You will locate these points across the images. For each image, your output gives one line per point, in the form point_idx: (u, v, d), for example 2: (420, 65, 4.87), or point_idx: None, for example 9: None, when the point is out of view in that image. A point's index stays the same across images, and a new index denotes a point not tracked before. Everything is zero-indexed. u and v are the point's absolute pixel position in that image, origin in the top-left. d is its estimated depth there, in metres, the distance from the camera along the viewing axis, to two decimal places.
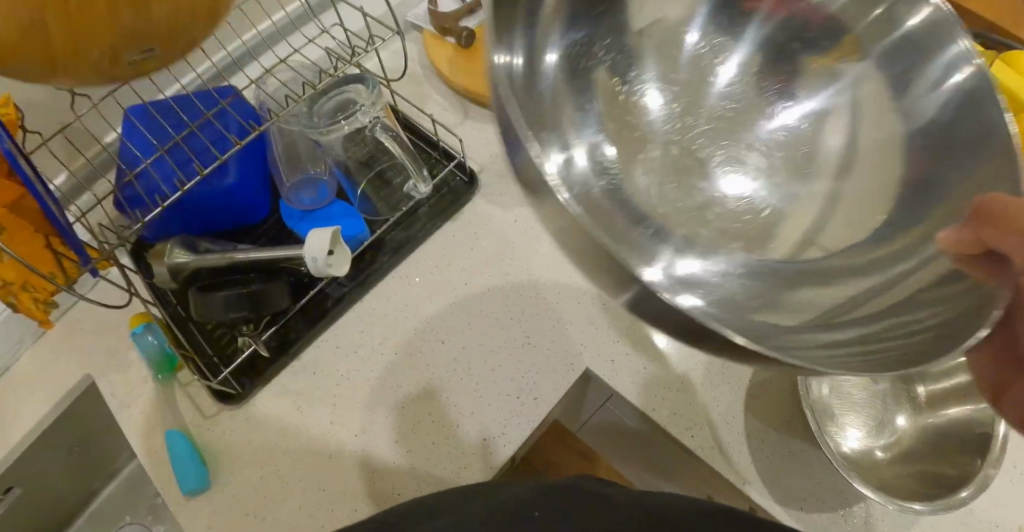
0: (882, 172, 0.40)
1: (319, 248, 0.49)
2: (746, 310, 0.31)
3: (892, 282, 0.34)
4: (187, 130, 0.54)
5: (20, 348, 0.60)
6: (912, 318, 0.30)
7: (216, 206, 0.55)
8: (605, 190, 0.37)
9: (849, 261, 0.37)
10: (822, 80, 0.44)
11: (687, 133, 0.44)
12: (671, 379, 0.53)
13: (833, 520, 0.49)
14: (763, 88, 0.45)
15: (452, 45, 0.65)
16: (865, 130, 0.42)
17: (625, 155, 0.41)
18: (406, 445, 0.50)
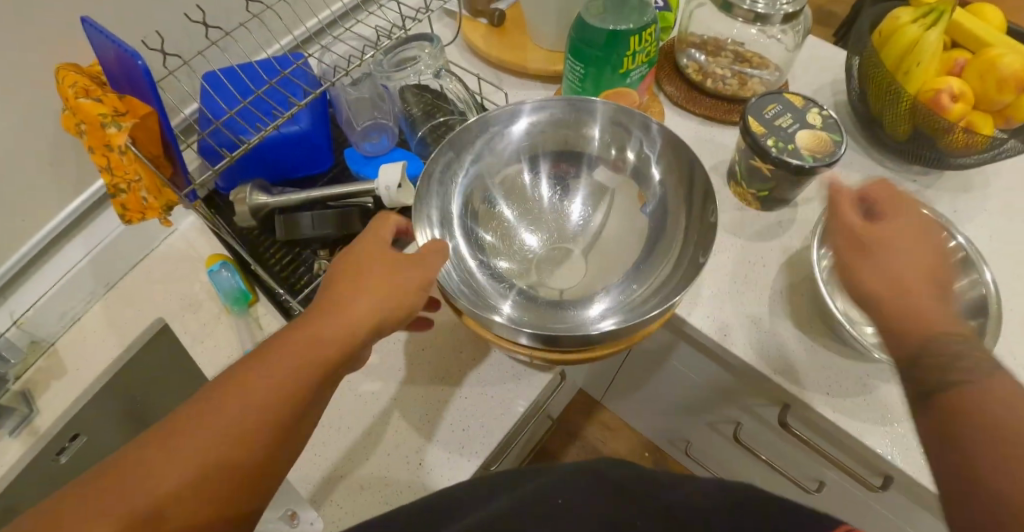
0: (628, 239, 0.53)
1: (392, 178, 0.55)
2: (617, 304, 0.50)
3: (667, 279, 0.49)
4: (267, 83, 0.59)
5: (93, 299, 0.65)
6: (667, 290, 0.48)
7: (288, 152, 0.60)
8: (489, 282, 0.51)
9: (639, 292, 0.50)
10: (592, 170, 0.56)
11: (553, 208, 0.56)
12: (699, 291, 0.60)
13: (858, 403, 0.54)
14: (554, 185, 0.56)
15: (486, 25, 0.73)
16: (616, 216, 0.55)
17: (529, 226, 0.55)
18: (460, 372, 0.58)
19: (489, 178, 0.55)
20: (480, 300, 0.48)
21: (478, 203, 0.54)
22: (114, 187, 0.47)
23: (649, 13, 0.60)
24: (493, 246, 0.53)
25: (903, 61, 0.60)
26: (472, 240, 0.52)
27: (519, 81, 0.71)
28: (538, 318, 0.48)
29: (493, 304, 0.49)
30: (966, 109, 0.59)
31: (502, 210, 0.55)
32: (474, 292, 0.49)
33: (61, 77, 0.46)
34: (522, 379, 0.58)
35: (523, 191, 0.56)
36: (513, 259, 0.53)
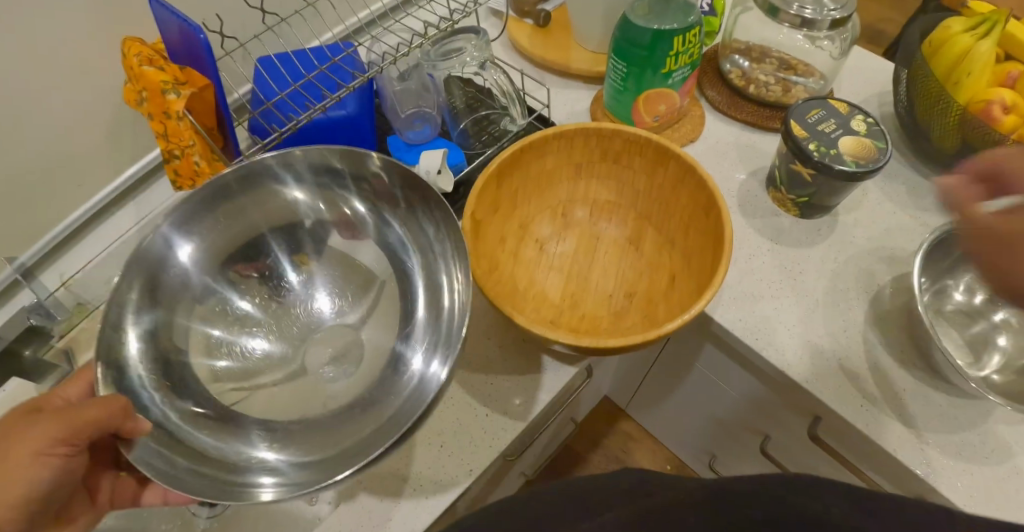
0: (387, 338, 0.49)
1: (431, 163, 0.57)
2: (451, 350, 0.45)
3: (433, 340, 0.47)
4: (318, 69, 0.62)
5: None
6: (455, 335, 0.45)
7: (331, 137, 0.62)
8: (213, 438, 0.41)
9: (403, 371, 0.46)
10: (313, 266, 0.52)
11: (304, 317, 0.51)
12: (732, 293, 0.59)
13: (893, 417, 0.52)
14: (312, 284, 0.52)
15: (531, 25, 0.74)
16: (380, 320, 0.50)
17: (322, 318, 0.51)
18: (485, 360, 0.58)
19: (188, 315, 0.46)
20: (222, 473, 0.39)
21: (197, 336, 0.46)
22: (169, 153, 0.50)
23: (693, 14, 0.60)
24: (229, 372, 0.46)
25: (955, 69, 0.60)
26: (210, 353, 0.46)
27: (562, 80, 0.72)
28: (302, 452, 0.41)
29: (240, 466, 0.40)
30: (1017, 122, 0.58)
31: (248, 341, 0.48)
32: (217, 450, 0.40)
33: (129, 47, 0.50)
34: (549, 370, 0.57)
35: (269, 301, 0.50)
36: (275, 380, 0.47)
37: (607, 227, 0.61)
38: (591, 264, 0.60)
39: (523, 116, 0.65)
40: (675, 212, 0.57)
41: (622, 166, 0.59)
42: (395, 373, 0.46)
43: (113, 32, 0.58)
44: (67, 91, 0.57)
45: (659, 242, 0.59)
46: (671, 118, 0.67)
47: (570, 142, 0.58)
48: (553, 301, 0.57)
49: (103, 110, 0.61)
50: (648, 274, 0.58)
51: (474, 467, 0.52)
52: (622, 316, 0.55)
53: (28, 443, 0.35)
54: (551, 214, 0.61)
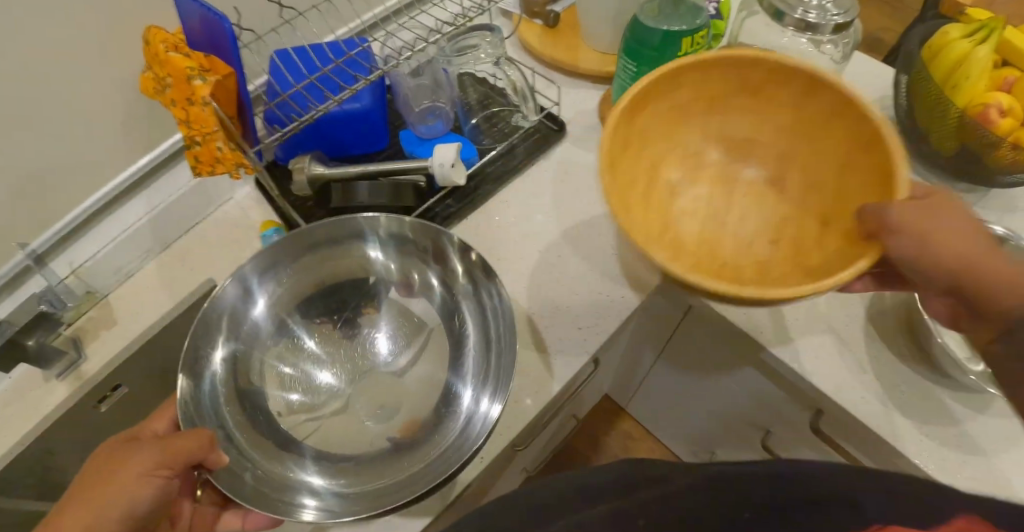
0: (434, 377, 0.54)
1: (445, 156, 0.58)
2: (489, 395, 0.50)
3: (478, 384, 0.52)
4: (334, 63, 0.63)
5: (146, 258, 0.68)
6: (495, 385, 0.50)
7: (346, 129, 0.63)
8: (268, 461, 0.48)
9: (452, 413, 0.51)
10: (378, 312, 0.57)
11: (367, 355, 0.55)
12: None
13: (894, 409, 0.53)
14: (372, 327, 0.56)
15: (541, 26, 0.76)
16: (427, 359, 0.55)
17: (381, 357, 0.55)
18: None
19: (265, 352, 0.54)
20: (276, 493, 0.46)
21: (271, 371, 0.53)
22: (191, 139, 0.51)
23: (702, 16, 0.62)
24: (300, 404, 0.52)
25: (953, 73, 0.62)
26: (283, 382, 0.53)
27: (572, 79, 0.73)
28: (345, 483, 0.48)
29: (294, 490, 0.47)
30: (1013, 125, 0.59)
31: (317, 373, 0.54)
32: (274, 476, 0.48)
33: (151, 36, 0.52)
34: (559, 362, 0.54)
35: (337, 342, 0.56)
36: (335, 411, 0.52)
37: (751, 172, 0.58)
38: (728, 211, 0.58)
39: (534, 112, 0.66)
40: (826, 152, 0.53)
41: (730, 109, 0.56)
42: (444, 412, 0.51)
43: (131, 21, 0.58)
44: (84, 79, 0.58)
45: (802, 189, 0.56)
46: None
47: (705, 81, 0.53)
48: (721, 264, 0.54)
49: (119, 98, 0.62)
50: (795, 219, 0.55)
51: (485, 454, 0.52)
52: (767, 267, 0.53)
53: (134, 462, 0.41)
54: (683, 161, 0.58)
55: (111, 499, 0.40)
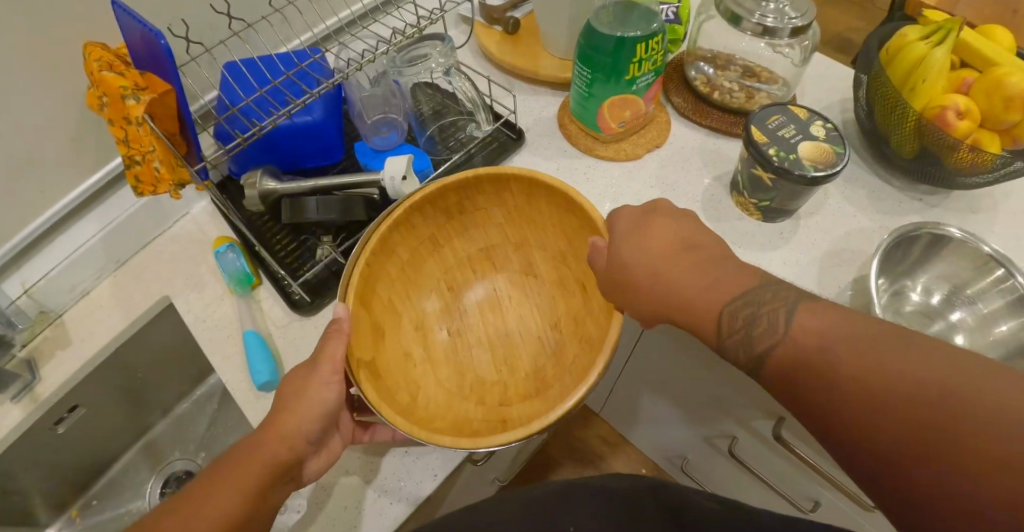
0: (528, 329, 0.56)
1: (396, 169, 0.57)
2: (563, 385, 0.48)
3: (581, 325, 0.54)
4: (284, 75, 0.62)
5: (101, 276, 0.66)
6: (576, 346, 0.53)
7: (298, 143, 0.62)
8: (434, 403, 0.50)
9: (565, 354, 0.53)
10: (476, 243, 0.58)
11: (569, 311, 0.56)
12: None
13: None
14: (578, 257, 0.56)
15: (501, 32, 0.75)
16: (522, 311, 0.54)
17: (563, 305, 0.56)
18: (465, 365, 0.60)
19: None
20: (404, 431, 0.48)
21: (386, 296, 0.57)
22: (130, 159, 0.50)
23: (656, 22, 0.60)
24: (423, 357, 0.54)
25: (911, 76, 0.61)
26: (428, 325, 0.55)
27: (530, 87, 0.73)
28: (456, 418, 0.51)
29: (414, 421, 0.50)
30: (972, 127, 0.59)
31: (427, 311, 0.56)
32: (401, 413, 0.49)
33: (89, 52, 0.50)
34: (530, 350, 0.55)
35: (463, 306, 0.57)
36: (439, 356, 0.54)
37: (503, 277, 0.59)
38: (475, 328, 0.56)
39: (489, 122, 0.66)
40: (549, 232, 0.57)
41: (470, 211, 0.56)
42: (546, 360, 0.53)
43: (75, 36, 0.57)
44: (28, 97, 0.57)
45: (552, 260, 0.57)
46: (637, 124, 0.68)
47: (408, 230, 0.54)
48: (482, 382, 0.53)
49: (69, 113, 0.61)
50: (563, 296, 0.56)
51: (438, 472, 0.52)
52: (562, 354, 0.53)
53: (328, 372, 0.43)
54: (439, 294, 0.57)
55: (302, 413, 0.42)
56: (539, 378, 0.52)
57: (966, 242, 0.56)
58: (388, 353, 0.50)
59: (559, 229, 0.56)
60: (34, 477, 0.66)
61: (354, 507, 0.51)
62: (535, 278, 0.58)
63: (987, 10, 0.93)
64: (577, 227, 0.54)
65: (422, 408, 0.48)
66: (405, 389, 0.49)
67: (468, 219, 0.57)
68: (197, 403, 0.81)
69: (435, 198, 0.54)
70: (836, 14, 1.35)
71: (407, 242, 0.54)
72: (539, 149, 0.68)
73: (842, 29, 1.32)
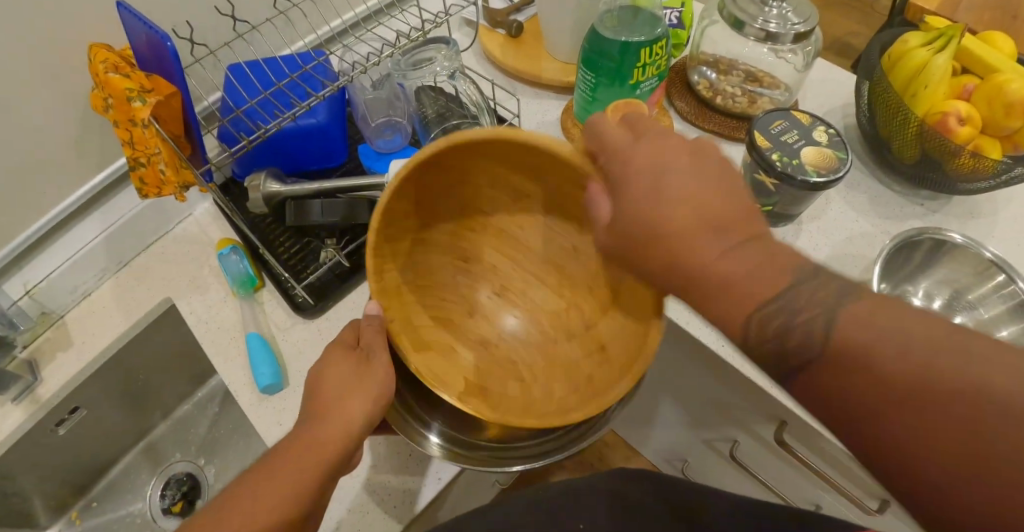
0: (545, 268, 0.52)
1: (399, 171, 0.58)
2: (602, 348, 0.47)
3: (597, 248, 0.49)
4: (289, 77, 0.62)
5: (103, 277, 0.66)
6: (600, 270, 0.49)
7: (302, 145, 0.63)
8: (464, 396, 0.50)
9: (596, 287, 0.50)
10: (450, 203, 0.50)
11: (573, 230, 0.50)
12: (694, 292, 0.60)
13: None
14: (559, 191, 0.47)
15: (504, 36, 0.75)
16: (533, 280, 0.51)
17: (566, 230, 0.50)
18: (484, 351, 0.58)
19: None
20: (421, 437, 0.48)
21: None
22: (135, 161, 0.50)
23: (660, 26, 0.61)
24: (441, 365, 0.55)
25: (913, 82, 0.62)
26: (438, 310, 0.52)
27: (532, 91, 0.73)
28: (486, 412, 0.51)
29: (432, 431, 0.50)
30: (973, 133, 0.59)
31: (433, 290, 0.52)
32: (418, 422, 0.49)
33: (94, 54, 0.50)
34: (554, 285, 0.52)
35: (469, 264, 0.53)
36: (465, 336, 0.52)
37: (497, 215, 0.52)
38: (518, 274, 0.54)
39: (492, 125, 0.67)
40: (513, 171, 0.47)
41: (440, 185, 0.48)
42: (573, 295, 0.51)
43: (79, 39, 0.57)
44: (32, 99, 0.57)
45: (538, 196, 0.49)
46: None
47: (392, 250, 0.49)
48: (520, 350, 0.52)
49: (73, 115, 0.61)
50: (565, 222, 0.50)
51: (443, 475, 0.53)
52: (605, 256, 0.48)
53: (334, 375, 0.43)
54: (446, 261, 0.53)
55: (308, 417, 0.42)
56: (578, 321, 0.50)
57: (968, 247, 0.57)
58: (443, 365, 0.48)
59: (522, 166, 0.46)
60: (35, 478, 0.66)
61: (358, 511, 0.51)
62: (529, 209, 0.51)
63: (987, 16, 0.94)
64: (541, 159, 0.44)
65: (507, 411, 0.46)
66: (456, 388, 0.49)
67: (436, 194, 0.49)
68: (198, 405, 0.80)
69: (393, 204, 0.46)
70: (838, 19, 1.36)
71: (403, 240, 0.49)
72: None
73: (844, 33, 1.33)
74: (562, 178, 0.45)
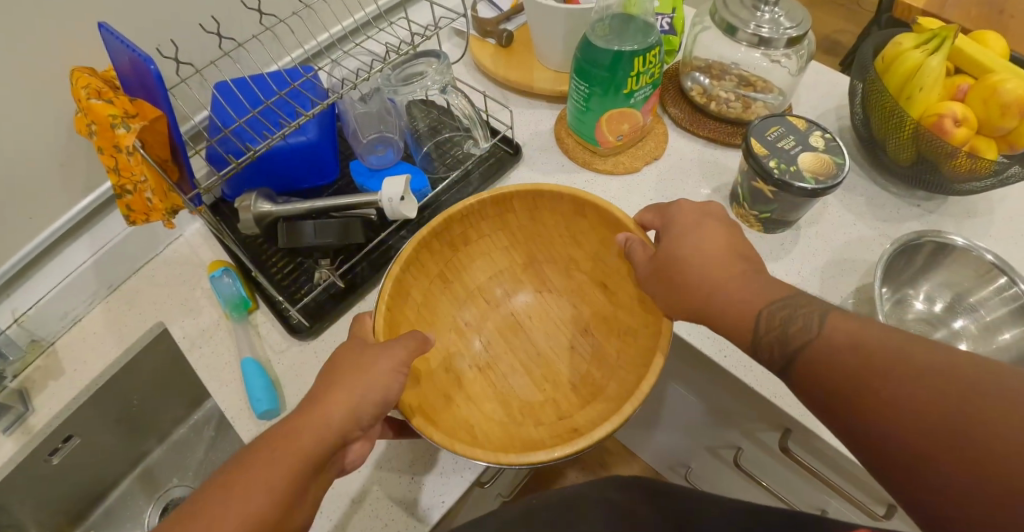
0: (553, 349, 0.57)
1: (394, 190, 0.56)
2: (613, 390, 0.50)
3: (605, 324, 0.57)
4: (277, 94, 0.61)
5: (94, 302, 0.65)
6: (605, 349, 0.56)
7: (293, 164, 0.61)
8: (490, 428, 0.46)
9: (601, 361, 0.55)
10: (480, 268, 0.59)
11: (577, 311, 0.59)
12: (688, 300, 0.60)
13: None
14: (577, 262, 0.59)
15: (494, 45, 0.74)
16: (555, 345, 0.58)
17: (576, 308, 0.59)
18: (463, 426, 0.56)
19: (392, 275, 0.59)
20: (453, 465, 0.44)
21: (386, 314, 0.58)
22: (121, 189, 0.49)
23: (653, 34, 0.60)
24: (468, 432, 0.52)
25: (907, 84, 0.61)
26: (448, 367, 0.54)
27: (525, 101, 0.73)
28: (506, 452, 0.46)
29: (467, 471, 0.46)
30: (969, 134, 0.59)
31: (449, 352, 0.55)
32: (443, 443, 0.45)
33: (76, 79, 0.49)
34: (559, 354, 0.57)
35: (481, 335, 0.58)
36: (475, 387, 0.54)
37: (518, 298, 0.60)
38: (505, 357, 0.57)
39: (485, 139, 0.66)
40: (555, 242, 0.59)
41: (474, 239, 0.58)
42: (582, 362, 0.56)
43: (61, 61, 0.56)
44: (15, 123, 0.55)
45: (561, 269, 0.60)
46: (635, 137, 0.67)
47: (420, 268, 0.54)
48: (529, 405, 0.53)
49: (58, 138, 0.60)
50: (581, 304, 0.59)
51: (446, 498, 0.51)
52: (603, 354, 0.55)
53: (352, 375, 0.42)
54: (464, 325, 0.58)
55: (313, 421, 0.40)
56: (587, 390, 0.53)
57: (966, 250, 0.57)
58: (451, 406, 0.50)
59: (566, 234, 0.58)
60: (30, 509, 0.64)
61: None
62: (546, 292, 0.60)
63: (974, 10, 0.94)
64: (584, 228, 0.56)
65: (487, 440, 0.47)
66: (460, 429, 0.48)
67: (474, 247, 0.58)
68: (194, 428, 0.80)
69: (436, 233, 0.54)
70: (824, 17, 1.36)
71: (424, 280, 0.55)
72: (537, 163, 0.67)
73: (831, 31, 1.33)
74: (598, 249, 0.57)
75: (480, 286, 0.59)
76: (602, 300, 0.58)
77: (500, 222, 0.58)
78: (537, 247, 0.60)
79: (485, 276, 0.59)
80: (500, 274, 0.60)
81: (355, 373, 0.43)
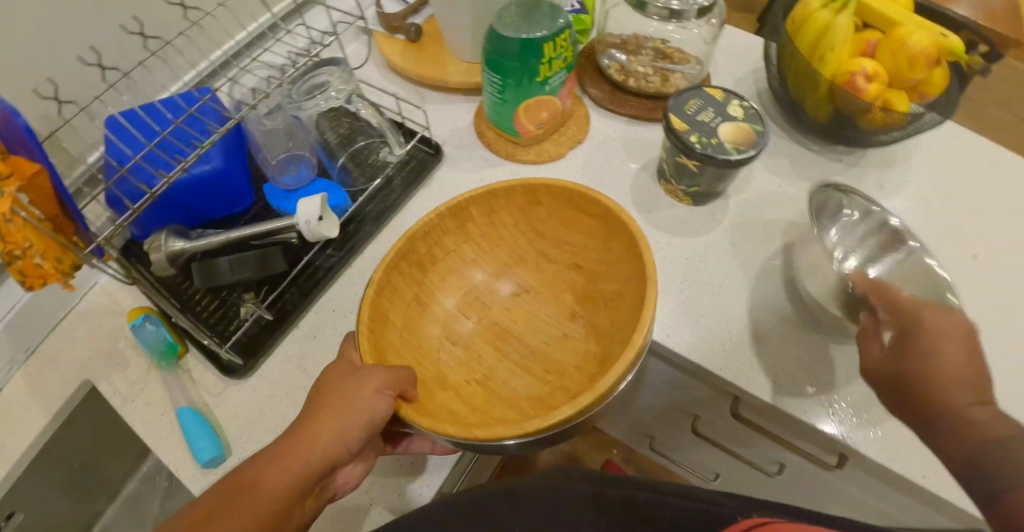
0: (546, 337, 0.56)
1: (310, 211, 0.53)
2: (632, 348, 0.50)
3: (589, 303, 0.56)
4: (173, 123, 0.57)
5: (11, 368, 0.60)
6: (597, 320, 0.55)
7: (201, 196, 0.58)
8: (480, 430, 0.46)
9: (598, 335, 0.55)
10: (455, 276, 0.57)
11: (557, 298, 0.58)
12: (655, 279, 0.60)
13: (804, 386, 0.54)
14: (542, 254, 0.59)
15: (403, 41, 0.71)
16: (549, 331, 0.56)
17: (555, 295, 0.58)
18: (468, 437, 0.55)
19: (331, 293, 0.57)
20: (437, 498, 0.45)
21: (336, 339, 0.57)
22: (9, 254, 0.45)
23: (561, 17, 0.58)
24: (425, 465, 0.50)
25: (818, 44, 0.61)
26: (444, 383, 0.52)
27: (442, 97, 0.70)
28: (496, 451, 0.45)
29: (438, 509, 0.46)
30: (881, 89, 0.60)
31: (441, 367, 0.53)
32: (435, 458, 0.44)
33: None
34: (558, 338, 0.56)
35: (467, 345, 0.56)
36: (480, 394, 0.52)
37: (498, 298, 0.58)
38: (499, 365, 0.54)
39: (401, 144, 0.64)
40: (519, 238, 0.59)
41: (442, 256, 0.57)
42: (577, 341, 0.55)
43: None
44: None
45: (537, 261, 0.59)
46: (556, 123, 0.66)
47: (394, 290, 0.52)
48: (539, 397, 0.52)
49: None
50: (561, 293, 0.58)
51: None
52: (597, 328, 0.55)
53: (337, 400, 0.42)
54: (454, 338, 0.55)
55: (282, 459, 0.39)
56: (596, 366, 0.52)
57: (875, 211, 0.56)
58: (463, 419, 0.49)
59: (527, 229, 0.59)
60: None
61: None
62: (524, 288, 0.59)
63: None
64: (544, 216, 0.58)
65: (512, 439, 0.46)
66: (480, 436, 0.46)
67: (447, 259, 0.57)
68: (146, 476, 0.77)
69: (405, 248, 0.53)
70: None
71: (405, 300, 0.53)
72: (459, 162, 0.66)
73: None
74: (561, 233, 0.58)
75: (460, 293, 0.57)
76: (580, 283, 0.57)
77: (467, 220, 0.57)
78: (507, 241, 0.59)
79: (463, 286, 0.58)
80: (477, 278, 0.58)
81: (337, 400, 0.42)
